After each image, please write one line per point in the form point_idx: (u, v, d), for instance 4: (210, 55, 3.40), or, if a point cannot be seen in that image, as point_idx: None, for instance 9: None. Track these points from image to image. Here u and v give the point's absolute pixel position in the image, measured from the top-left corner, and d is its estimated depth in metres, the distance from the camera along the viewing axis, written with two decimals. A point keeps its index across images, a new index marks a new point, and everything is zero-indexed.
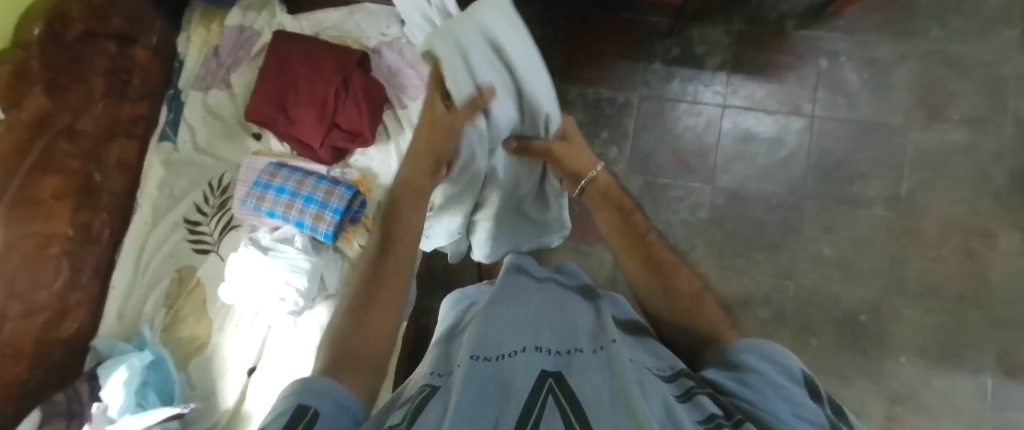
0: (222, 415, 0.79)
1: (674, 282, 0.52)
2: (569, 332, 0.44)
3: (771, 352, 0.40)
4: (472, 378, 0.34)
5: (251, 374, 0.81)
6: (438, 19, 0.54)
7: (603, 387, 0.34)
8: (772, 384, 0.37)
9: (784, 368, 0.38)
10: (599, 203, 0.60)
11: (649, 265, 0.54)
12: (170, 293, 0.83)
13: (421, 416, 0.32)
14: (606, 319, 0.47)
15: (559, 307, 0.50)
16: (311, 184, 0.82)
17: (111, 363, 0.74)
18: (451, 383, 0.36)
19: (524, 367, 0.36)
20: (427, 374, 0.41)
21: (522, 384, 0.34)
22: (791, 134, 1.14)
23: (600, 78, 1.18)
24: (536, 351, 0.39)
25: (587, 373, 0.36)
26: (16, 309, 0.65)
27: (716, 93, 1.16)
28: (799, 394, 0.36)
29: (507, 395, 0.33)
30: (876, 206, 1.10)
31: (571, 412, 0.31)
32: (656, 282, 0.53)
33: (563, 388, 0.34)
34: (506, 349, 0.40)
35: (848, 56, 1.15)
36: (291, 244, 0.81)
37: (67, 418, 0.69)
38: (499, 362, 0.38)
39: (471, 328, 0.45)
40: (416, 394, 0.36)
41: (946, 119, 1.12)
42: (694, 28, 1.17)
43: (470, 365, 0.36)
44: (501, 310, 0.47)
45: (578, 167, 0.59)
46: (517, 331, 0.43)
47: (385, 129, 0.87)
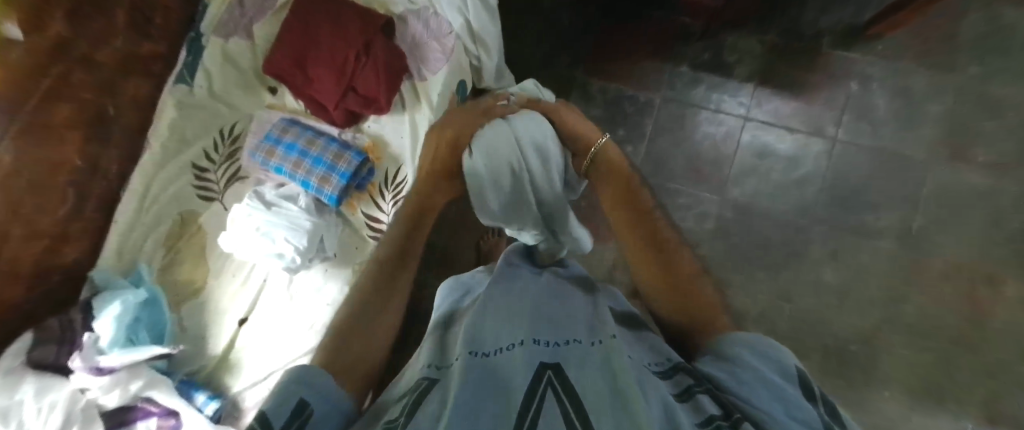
0: (210, 360, 0.80)
1: (675, 261, 0.54)
2: (568, 324, 0.44)
3: (767, 349, 0.39)
4: (470, 370, 0.35)
5: (241, 324, 0.82)
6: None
7: (602, 383, 0.33)
8: (770, 384, 0.36)
9: (782, 368, 0.38)
10: (613, 178, 0.66)
11: (651, 238, 0.57)
12: (171, 234, 0.84)
13: (420, 412, 0.32)
14: (604, 313, 0.47)
15: (555, 298, 0.50)
16: (322, 145, 0.82)
17: (107, 295, 0.75)
18: (449, 376, 0.36)
19: (522, 361, 0.36)
20: (425, 365, 0.41)
21: (520, 381, 0.33)
22: (810, 155, 1.12)
23: (624, 75, 1.16)
24: (533, 345, 0.39)
25: (586, 369, 0.35)
26: (18, 230, 0.67)
27: (740, 104, 1.14)
28: (795, 393, 0.35)
29: (506, 390, 0.33)
30: (884, 238, 1.09)
31: (571, 407, 0.31)
32: (658, 258, 0.55)
33: (562, 381, 0.34)
34: (505, 342, 0.40)
35: (880, 83, 1.12)
36: (295, 202, 0.80)
37: (58, 344, 0.72)
38: (497, 358, 0.37)
39: (469, 319, 0.45)
40: (414, 387, 0.37)
41: (969, 159, 1.09)
42: (728, 35, 1.15)
43: (468, 359, 0.36)
44: (499, 303, 0.47)
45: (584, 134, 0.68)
46: (516, 323, 0.43)
47: (401, 101, 0.86)
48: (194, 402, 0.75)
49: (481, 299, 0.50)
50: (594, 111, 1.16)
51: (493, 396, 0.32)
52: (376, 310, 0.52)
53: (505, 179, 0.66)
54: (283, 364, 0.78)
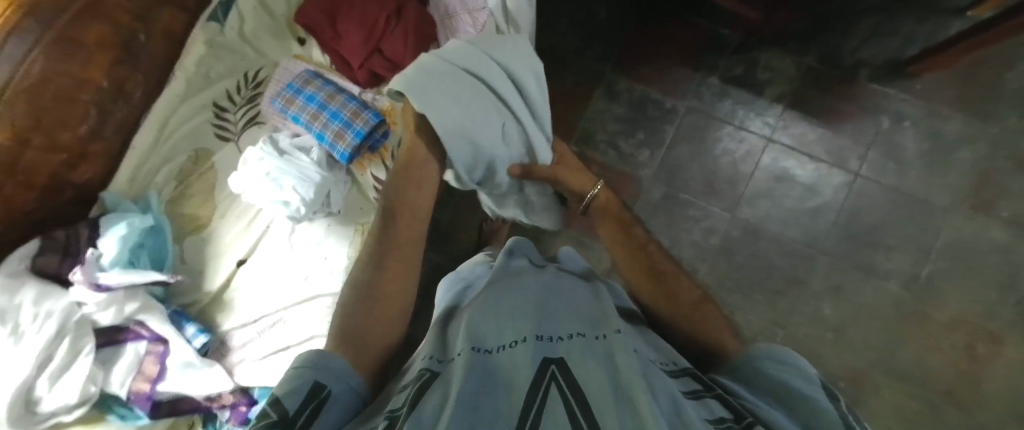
0: (204, 295, 0.82)
1: (674, 289, 0.53)
2: (569, 319, 0.44)
3: (778, 355, 0.40)
4: (471, 368, 0.35)
5: (240, 265, 0.83)
6: None
7: (605, 376, 0.34)
8: (791, 395, 0.36)
9: (803, 373, 0.38)
10: (603, 220, 0.64)
11: (649, 272, 0.55)
12: (184, 169, 0.85)
13: (423, 402, 0.32)
14: (607, 306, 0.48)
15: (553, 293, 0.51)
16: (342, 101, 0.82)
17: (114, 217, 0.77)
18: (451, 369, 0.37)
19: (523, 356, 0.36)
20: (427, 358, 0.41)
21: (523, 374, 0.34)
22: (828, 186, 1.10)
23: (653, 78, 1.15)
24: (536, 340, 0.39)
25: (588, 360, 0.36)
26: (38, 139, 0.69)
27: (766, 125, 1.13)
28: (814, 396, 0.35)
29: (508, 387, 0.34)
30: (890, 280, 1.07)
31: (573, 396, 0.32)
32: (659, 290, 0.53)
33: (564, 375, 0.34)
34: (508, 338, 0.40)
35: (913, 122, 1.10)
36: (308, 154, 0.81)
37: (62, 256, 0.74)
38: (499, 354, 0.38)
39: (470, 314, 0.46)
40: (416, 378, 0.37)
41: (992, 214, 1.06)
42: (763, 53, 1.13)
43: (471, 356, 0.37)
44: (502, 298, 0.48)
45: (577, 180, 0.67)
46: (518, 319, 0.43)
47: None
48: (184, 333, 0.77)
49: (482, 294, 0.51)
50: (617, 109, 1.15)
51: (497, 395, 0.33)
52: (380, 274, 0.51)
53: (444, 98, 0.62)
54: (276, 311, 0.80)
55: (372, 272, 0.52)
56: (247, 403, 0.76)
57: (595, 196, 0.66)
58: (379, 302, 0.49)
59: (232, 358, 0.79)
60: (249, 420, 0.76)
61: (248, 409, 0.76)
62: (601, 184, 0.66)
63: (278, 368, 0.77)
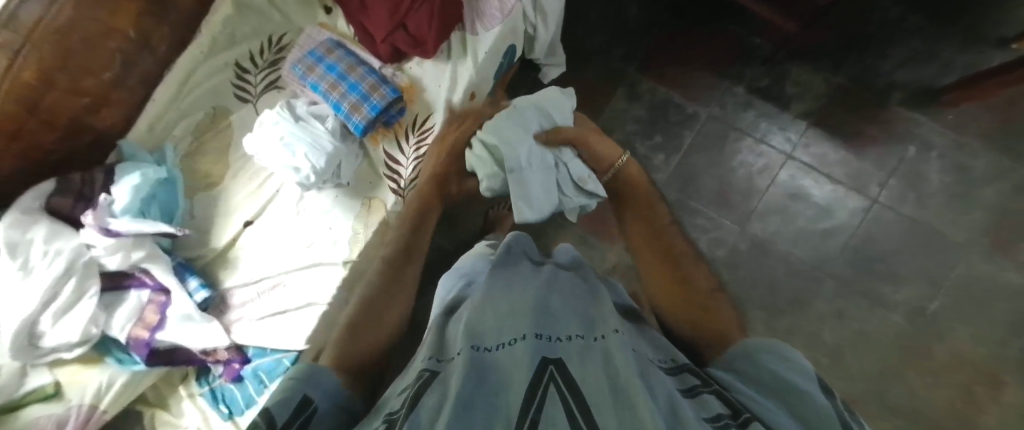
0: (209, 251, 0.83)
1: (689, 275, 0.55)
2: (567, 321, 0.44)
3: (768, 350, 0.40)
4: (470, 366, 0.36)
5: (246, 227, 0.84)
6: None
7: (602, 378, 0.34)
8: (786, 388, 0.36)
9: (796, 366, 0.37)
10: (634, 191, 0.67)
11: (666, 255, 0.57)
12: (201, 125, 0.86)
13: (421, 401, 0.32)
14: (605, 307, 0.48)
15: (551, 292, 0.51)
16: (361, 73, 0.81)
17: (129, 165, 0.78)
18: (451, 368, 0.37)
19: (523, 356, 0.36)
20: (427, 358, 0.41)
21: (523, 373, 0.34)
22: (844, 209, 1.08)
23: (677, 82, 1.14)
24: (535, 339, 0.39)
25: (587, 363, 0.36)
26: (62, 81, 0.70)
27: (788, 141, 1.11)
28: (810, 389, 0.35)
29: (508, 384, 0.33)
30: (895, 311, 1.05)
31: (572, 398, 0.31)
32: (673, 274, 0.55)
33: (562, 375, 0.34)
34: (507, 336, 0.40)
35: (939, 153, 1.07)
36: (323, 122, 0.80)
37: (75, 198, 0.75)
38: (499, 352, 0.38)
39: (470, 313, 0.47)
40: (415, 378, 0.37)
41: (1009, 255, 1.04)
42: (794, 66, 1.11)
43: (470, 354, 0.38)
44: (503, 296, 0.48)
45: (606, 148, 0.70)
46: (518, 318, 0.43)
47: (448, 49, 0.86)
48: (186, 285, 0.78)
49: (482, 293, 0.51)
50: (637, 110, 1.14)
51: (495, 394, 0.33)
52: (388, 291, 0.56)
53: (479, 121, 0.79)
54: (276, 274, 0.81)
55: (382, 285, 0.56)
56: (241, 361, 0.79)
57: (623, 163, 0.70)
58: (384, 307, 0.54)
59: (231, 315, 0.81)
60: (242, 378, 0.79)
61: (241, 367, 0.79)
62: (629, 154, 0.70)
63: (275, 329, 0.79)
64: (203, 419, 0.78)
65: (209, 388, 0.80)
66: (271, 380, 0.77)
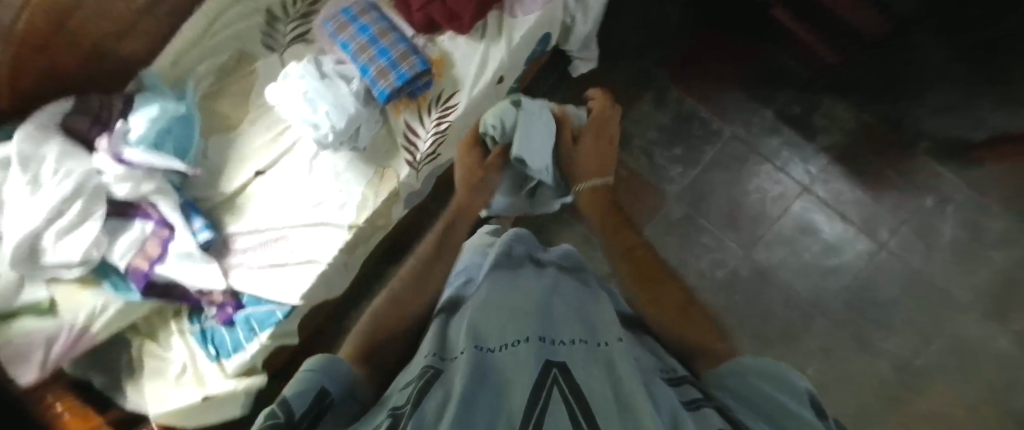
0: (217, 195, 0.83)
1: (668, 289, 0.53)
2: (570, 325, 0.45)
3: (772, 373, 0.39)
4: (472, 367, 0.36)
5: (257, 176, 0.84)
6: None
7: (606, 383, 0.34)
8: (783, 413, 0.35)
9: (791, 389, 0.37)
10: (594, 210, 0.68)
11: (640, 274, 0.55)
12: (224, 67, 0.85)
13: (425, 400, 0.33)
14: (608, 313, 0.48)
15: (554, 295, 0.52)
16: (393, 40, 0.80)
17: (149, 96, 0.79)
18: (455, 366, 0.38)
19: (526, 358, 0.37)
20: (429, 355, 0.42)
21: (528, 374, 0.35)
22: (850, 249, 1.08)
23: (707, 96, 1.12)
24: (538, 342, 0.40)
25: (591, 368, 0.37)
26: (92, 3, 0.70)
27: (807, 173, 1.10)
28: (807, 414, 0.34)
29: (511, 385, 0.34)
30: (883, 358, 1.05)
31: (575, 402, 0.32)
32: (651, 289, 0.53)
33: (566, 379, 0.35)
34: (510, 337, 0.41)
35: (956, 208, 1.06)
36: (347, 84, 0.79)
37: (90, 122, 0.75)
38: (502, 352, 0.39)
39: (471, 314, 0.48)
40: (420, 374, 0.38)
41: (1005, 320, 1.03)
42: (827, 98, 1.10)
43: (473, 354, 0.39)
44: (507, 298, 0.49)
45: (600, 163, 0.71)
46: (522, 320, 0.44)
47: (483, 29, 0.84)
48: (191, 225, 0.79)
49: (484, 295, 0.52)
50: (661, 118, 1.13)
51: (498, 396, 0.34)
52: (406, 295, 0.55)
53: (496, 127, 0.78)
54: (281, 227, 0.82)
55: (402, 291, 0.55)
56: (235, 305, 0.80)
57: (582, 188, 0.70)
58: (398, 307, 0.53)
59: (230, 260, 0.81)
60: (234, 322, 0.80)
61: (234, 312, 0.80)
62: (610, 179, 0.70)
63: (271, 280, 0.80)
64: (189, 357, 0.80)
65: (199, 328, 0.81)
66: (262, 329, 0.79)
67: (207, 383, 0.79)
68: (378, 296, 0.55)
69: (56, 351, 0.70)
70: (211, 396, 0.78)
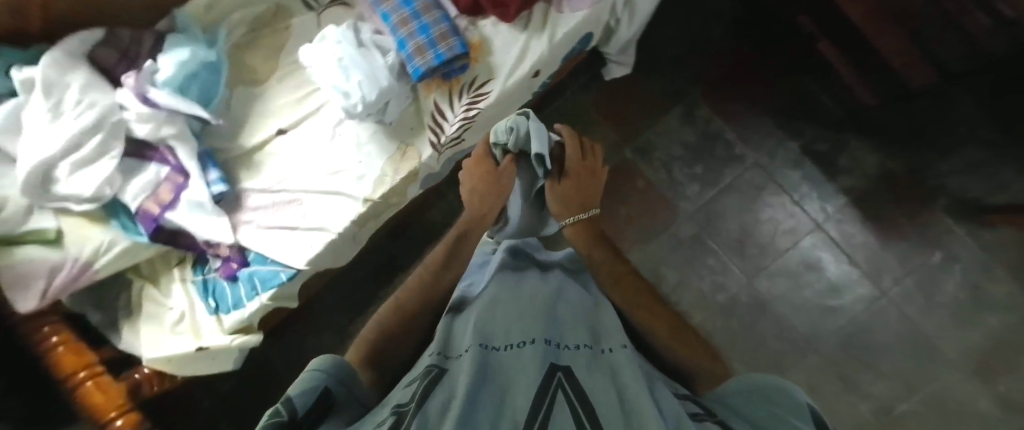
0: (234, 148, 0.82)
1: (660, 310, 0.55)
2: (575, 330, 0.46)
3: (771, 390, 0.38)
4: (478, 366, 0.37)
5: (278, 134, 0.82)
6: None
7: (611, 388, 0.35)
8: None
9: (788, 407, 0.37)
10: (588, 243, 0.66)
11: (631, 293, 0.58)
12: (260, 18, 0.84)
13: (431, 397, 0.34)
14: (610, 320, 0.50)
15: (558, 300, 0.53)
16: (435, 17, 0.78)
17: (180, 38, 0.77)
18: (460, 364, 0.39)
19: (532, 359, 0.38)
20: (436, 355, 0.44)
21: (534, 374, 0.36)
22: (851, 292, 1.08)
23: (736, 119, 1.11)
24: (544, 344, 0.41)
25: (596, 373, 0.38)
26: None
27: (822, 210, 1.09)
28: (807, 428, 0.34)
29: (517, 386, 0.35)
30: (865, 403, 1.06)
31: (580, 406, 0.33)
32: (645, 305, 0.56)
33: (571, 382, 0.36)
34: (516, 339, 0.42)
35: (962, 266, 1.07)
36: (383, 55, 0.78)
37: (120, 56, 0.74)
38: (507, 352, 0.41)
39: (477, 316, 0.49)
40: (425, 373, 0.39)
41: (991, 383, 1.04)
42: (855, 139, 1.09)
43: (479, 351, 0.40)
44: (513, 303, 0.51)
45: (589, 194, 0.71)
46: (527, 323, 0.45)
47: (527, 19, 0.82)
48: (206, 176, 0.78)
49: (490, 300, 0.53)
50: (686, 134, 1.12)
51: (503, 398, 0.34)
52: (408, 303, 0.56)
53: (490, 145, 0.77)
54: (297, 191, 0.81)
55: (408, 303, 0.56)
56: (240, 262, 0.80)
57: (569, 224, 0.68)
58: (403, 318, 0.54)
59: (241, 216, 0.81)
60: (237, 278, 0.80)
61: (239, 268, 0.80)
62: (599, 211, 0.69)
63: (279, 242, 0.80)
64: (188, 306, 0.80)
65: (202, 278, 0.81)
66: (264, 290, 0.79)
67: (203, 335, 0.79)
68: (382, 307, 0.56)
69: (58, 280, 0.70)
70: (205, 348, 0.78)
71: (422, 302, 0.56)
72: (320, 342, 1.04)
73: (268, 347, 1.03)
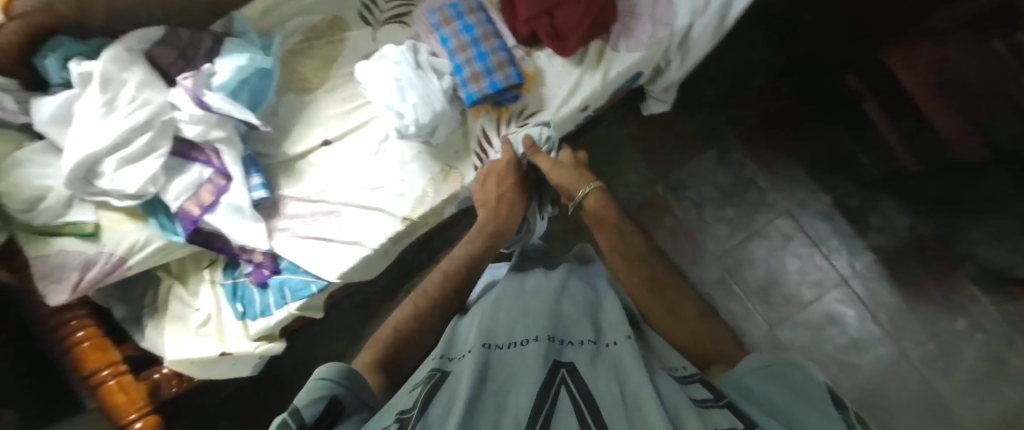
0: (278, 155, 0.81)
1: (674, 300, 0.51)
2: (580, 325, 0.45)
3: (788, 372, 0.36)
4: (480, 368, 0.37)
5: (323, 145, 0.82)
6: (706, 14, 0.79)
7: (613, 384, 0.34)
8: (787, 414, 0.33)
9: (803, 389, 0.34)
10: (599, 224, 0.64)
11: (647, 281, 0.53)
12: (316, 28, 0.83)
13: (435, 404, 0.34)
14: (616, 308, 0.49)
15: (563, 296, 0.52)
16: (494, 46, 0.78)
17: (237, 43, 0.77)
18: (462, 366, 0.39)
19: (533, 357, 0.38)
20: (438, 357, 0.44)
21: (536, 372, 0.36)
22: (871, 351, 1.08)
23: (771, 166, 1.11)
24: (547, 341, 0.41)
25: (598, 368, 0.37)
26: None
27: (850, 266, 1.09)
28: (822, 408, 0.32)
29: (519, 383, 0.35)
30: None
31: (582, 403, 0.33)
32: (656, 297, 0.51)
33: (574, 380, 0.35)
34: (519, 337, 0.42)
35: (986, 336, 1.05)
36: (438, 79, 0.77)
37: (179, 55, 0.74)
38: (508, 351, 0.40)
39: (483, 315, 0.49)
40: (428, 378, 0.39)
41: None
42: (888, 198, 1.08)
43: (481, 352, 0.40)
44: (518, 303, 0.50)
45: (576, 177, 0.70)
46: (531, 321, 0.45)
47: (583, 55, 0.82)
48: (248, 180, 0.77)
49: (495, 300, 0.53)
50: (720, 177, 1.12)
51: (503, 397, 0.35)
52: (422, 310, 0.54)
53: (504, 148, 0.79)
54: (337, 203, 0.80)
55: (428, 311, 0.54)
56: (272, 269, 0.79)
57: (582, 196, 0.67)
58: (422, 324, 0.52)
59: (278, 223, 0.80)
60: (267, 285, 0.79)
61: (270, 275, 0.79)
62: (600, 182, 0.67)
63: (314, 253, 0.79)
64: (216, 310, 0.79)
65: (232, 281, 0.80)
66: (293, 300, 0.78)
67: (228, 339, 0.78)
68: (396, 310, 0.55)
69: (92, 273, 0.68)
70: (229, 353, 0.77)
71: (437, 308, 0.55)
72: (337, 355, 1.02)
73: (286, 353, 1.02)
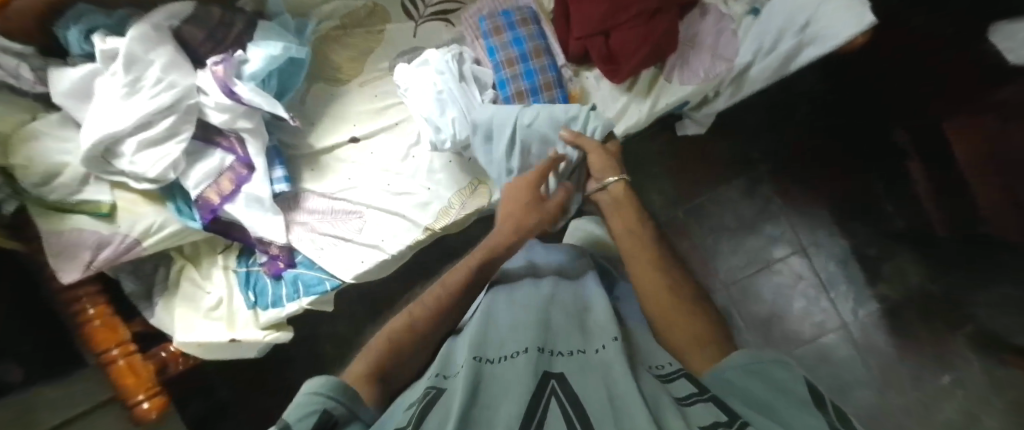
0: (305, 145, 0.79)
1: (679, 284, 0.49)
2: (572, 334, 0.43)
3: (769, 367, 0.35)
4: (470, 383, 0.34)
5: (351, 142, 0.79)
6: (762, 50, 0.73)
7: (602, 390, 0.33)
8: (768, 406, 0.33)
9: (781, 384, 0.34)
10: (616, 212, 0.59)
11: (655, 262, 0.51)
12: (353, 14, 0.79)
13: (424, 424, 0.31)
14: (610, 314, 0.47)
15: (555, 300, 0.49)
16: (543, 63, 0.75)
17: (271, 27, 0.73)
18: (456, 383, 0.36)
19: (522, 366, 0.35)
20: (434, 375, 0.39)
21: (527, 380, 0.34)
22: (855, 394, 1.06)
23: (798, 205, 1.11)
24: (537, 351, 0.38)
25: (588, 375, 0.36)
26: None
27: (853, 312, 1.08)
28: (797, 401, 0.32)
29: (510, 392, 0.33)
30: None
31: (574, 413, 0.31)
32: (665, 281, 0.49)
33: (564, 388, 0.34)
34: (509, 348, 0.39)
35: (964, 391, 1.03)
36: (481, 93, 0.76)
37: (206, 34, 0.70)
38: (499, 362, 0.37)
39: (472, 323, 0.45)
40: (421, 396, 0.36)
41: None
42: (906, 252, 1.07)
43: (472, 365, 0.36)
44: (510, 308, 0.47)
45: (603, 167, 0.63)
46: (521, 330, 0.42)
47: (632, 82, 0.78)
48: (271, 172, 0.75)
49: (487, 307, 0.48)
50: (743, 208, 1.12)
51: (492, 410, 0.32)
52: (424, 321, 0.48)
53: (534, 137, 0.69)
54: (362, 205, 0.78)
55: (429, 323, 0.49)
56: (287, 262, 0.78)
57: (608, 184, 0.61)
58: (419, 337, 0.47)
59: (296, 216, 0.78)
60: (281, 277, 0.78)
61: (285, 268, 0.78)
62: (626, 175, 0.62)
63: (333, 251, 0.77)
64: (226, 297, 0.77)
65: (245, 270, 0.79)
66: (306, 295, 0.77)
67: (237, 326, 0.77)
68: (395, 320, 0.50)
69: (104, 254, 0.65)
70: (237, 340, 0.76)
71: (443, 319, 0.50)
72: (342, 344, 1.02)
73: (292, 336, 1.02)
